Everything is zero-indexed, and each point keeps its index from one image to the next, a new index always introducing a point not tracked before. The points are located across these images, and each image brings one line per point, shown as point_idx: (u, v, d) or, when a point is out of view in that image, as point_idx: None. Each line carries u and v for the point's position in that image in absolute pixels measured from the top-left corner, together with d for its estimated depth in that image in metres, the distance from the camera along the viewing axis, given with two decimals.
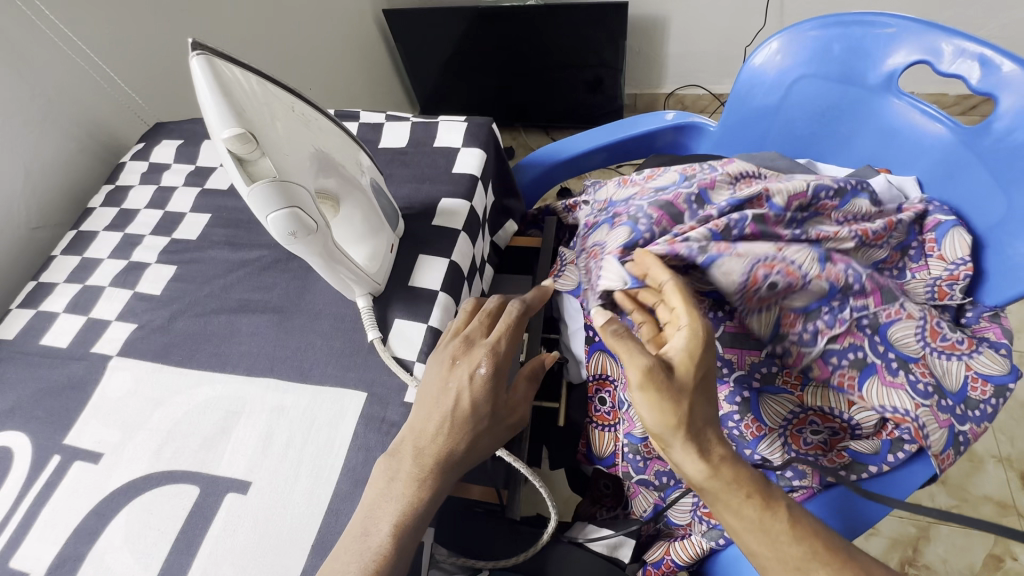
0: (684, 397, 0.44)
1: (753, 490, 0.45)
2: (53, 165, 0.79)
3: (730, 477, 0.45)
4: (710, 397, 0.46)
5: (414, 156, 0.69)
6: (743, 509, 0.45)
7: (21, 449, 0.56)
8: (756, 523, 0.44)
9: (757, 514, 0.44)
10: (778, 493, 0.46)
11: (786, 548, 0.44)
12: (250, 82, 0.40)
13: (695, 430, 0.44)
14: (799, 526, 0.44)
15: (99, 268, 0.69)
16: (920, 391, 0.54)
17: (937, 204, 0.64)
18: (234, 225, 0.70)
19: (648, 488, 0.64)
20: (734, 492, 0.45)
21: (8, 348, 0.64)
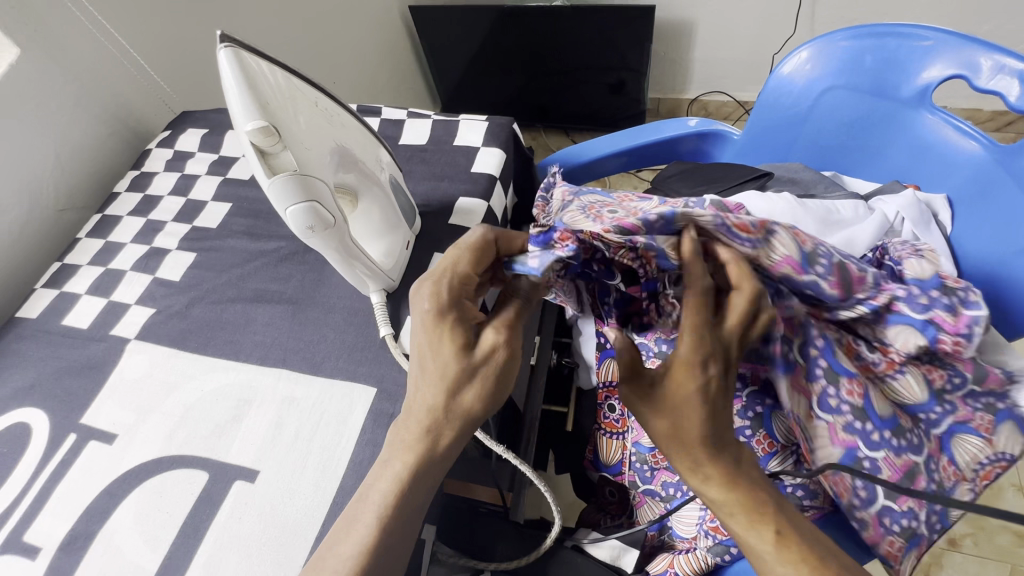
0: (679, 411, 0.41)
1: (751, 500, 0.41)
2: (81, 150, 0.80)
3: (724, 486, 0.41)
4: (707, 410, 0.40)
5: (434, 154, 0.70)
6: (732, 521, 0.42)
7: (39, 426, 0.57)
8: (747, 535, 0.41)
9: (745, 530, 0.41)
10: (778, 511, 0.41)
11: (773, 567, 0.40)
12: (276, 76, 0.40)
13: (683, 435, 0.41)
14: (796, 549, 0.40)
15: (122, 252, 0.71)
16: (827, 406, 0.47)
17: (912, 291, 0.46)
18: (254, 216, 0.70)
19: (655, 498, 0.62)
20: (720, 503, 0.42)
21: (31, 327, 0.66)
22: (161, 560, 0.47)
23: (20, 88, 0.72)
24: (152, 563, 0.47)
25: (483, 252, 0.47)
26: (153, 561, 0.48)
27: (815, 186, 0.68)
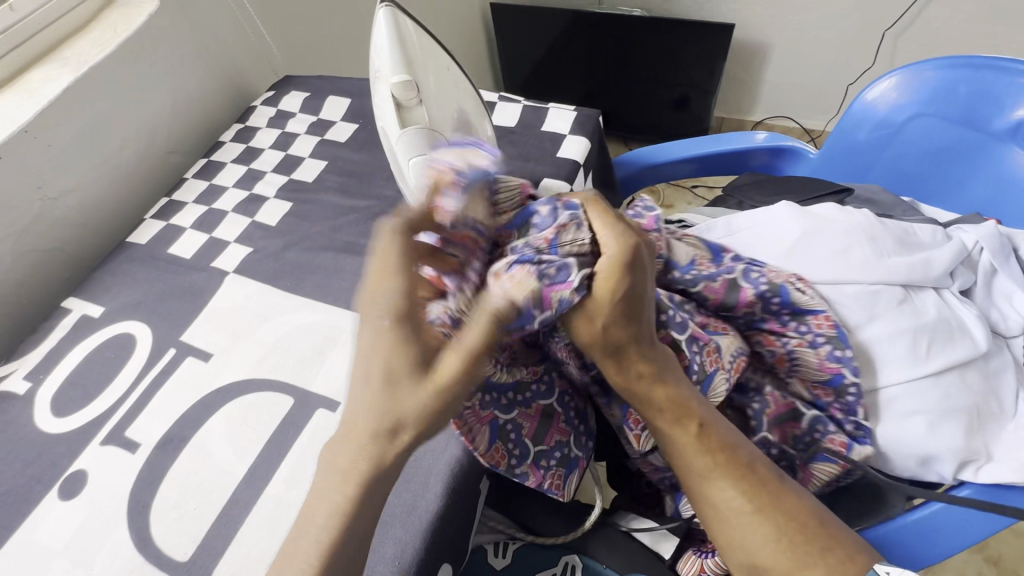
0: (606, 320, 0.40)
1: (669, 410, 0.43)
2: (194, 100, 0.87)
3: (644, 396, 0.43)
4: (634, 306, 0.40)
5: (522, 136, 0.73)
6: (657, 419, 0.43)
7: (143, 338, 0.63)
8: (669, 442, 0.43)
9: (669, 425, 0.43)
10: (701, 413, 0.43)
11: (692, 455, 0.43)
12: (417, 38, 0.47)
13: (612, 348, 0.41)
14: (716, 452, 0.42)
15: (224, 195, 0.77)
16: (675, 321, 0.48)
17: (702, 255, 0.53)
18: (347, 174, 0.75)
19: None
20: (650, 401, 0.42)
21: (139, 251, 0.72)
22: (248, 467, 0.52)
23: (153, 37, 0.80)
24: (239, 469, 0.52)
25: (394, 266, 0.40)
26: (240, 468, 0.52)
27: (894, 209, 0.69)
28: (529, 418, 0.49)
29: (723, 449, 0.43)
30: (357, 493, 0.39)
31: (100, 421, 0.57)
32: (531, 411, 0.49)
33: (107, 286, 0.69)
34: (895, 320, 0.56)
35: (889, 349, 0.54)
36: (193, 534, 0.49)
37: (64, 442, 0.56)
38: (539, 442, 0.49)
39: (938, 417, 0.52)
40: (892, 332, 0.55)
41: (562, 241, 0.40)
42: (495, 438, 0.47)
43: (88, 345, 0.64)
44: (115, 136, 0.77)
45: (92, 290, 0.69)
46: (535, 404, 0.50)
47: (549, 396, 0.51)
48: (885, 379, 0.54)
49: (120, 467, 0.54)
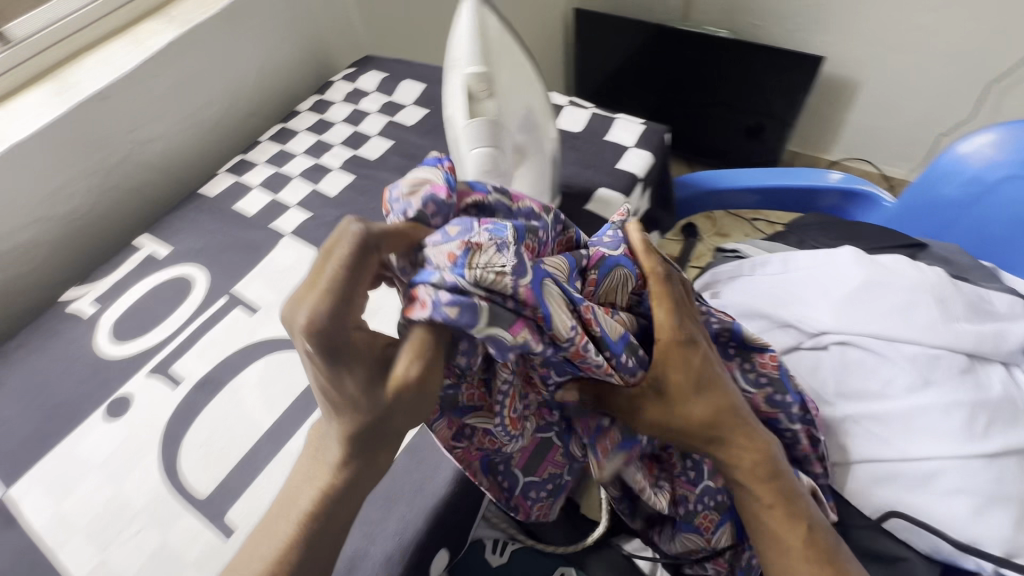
0: (701, 407, 0.39)
1: (784, 505, 0.41)
2: (280, 68, 0.92)
3: (757, 485, 0.41)
4: (721, 388, 0.40)
5: (586, 142, 0.73)
6: (761, 513, 0.41)
7: (199, 283, 0.67)
8: (779, 543, 0.41)
9: (775, 522, 0.41)
10: (801, 508, 0.41)
11: (798, 561, 0.40)
12: (499, 33, 0.47)
13: (712, 436, 0.40)
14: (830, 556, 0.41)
15: (293, 160, 0.81)
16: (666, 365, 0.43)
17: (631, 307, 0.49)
18: (410, 157, 0.77)
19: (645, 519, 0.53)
20: (754, 494, 0.41)
21: (209, 202, 0.77)
22: (274, 420, 0.54)
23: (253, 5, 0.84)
24: (265, 420, 0.55)
25: (317, 269, 0.33)
26: (267, 419, 0.55)
27: (970, 272, 0.64)
28: (523, 453, 0.46)
29: (826, 553, 0.40)
30: (321, 479, 0.36)
31: (151, 353, 0.61)
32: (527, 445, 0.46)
33: (176, 230, 0.74)
34: (954, 389, 0.52)
35: (929, 422, 0.51)
36: (215, 474, 0.52)
37: (118, 366, 0.61)
38: (529, 473, 0.47)
39: (985, 500, 0.48)
40: (945, 402, 0.51)
41: (472, 263, 0.33)
42: (484, 472, 0.45)
43: (151, 282, 0.68)
44: (202, 94, 0.82)
45: (163, 231, 0.74)
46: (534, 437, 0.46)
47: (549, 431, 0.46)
48: (927, 452, 0.51)
49: (161, 399, 0.57)
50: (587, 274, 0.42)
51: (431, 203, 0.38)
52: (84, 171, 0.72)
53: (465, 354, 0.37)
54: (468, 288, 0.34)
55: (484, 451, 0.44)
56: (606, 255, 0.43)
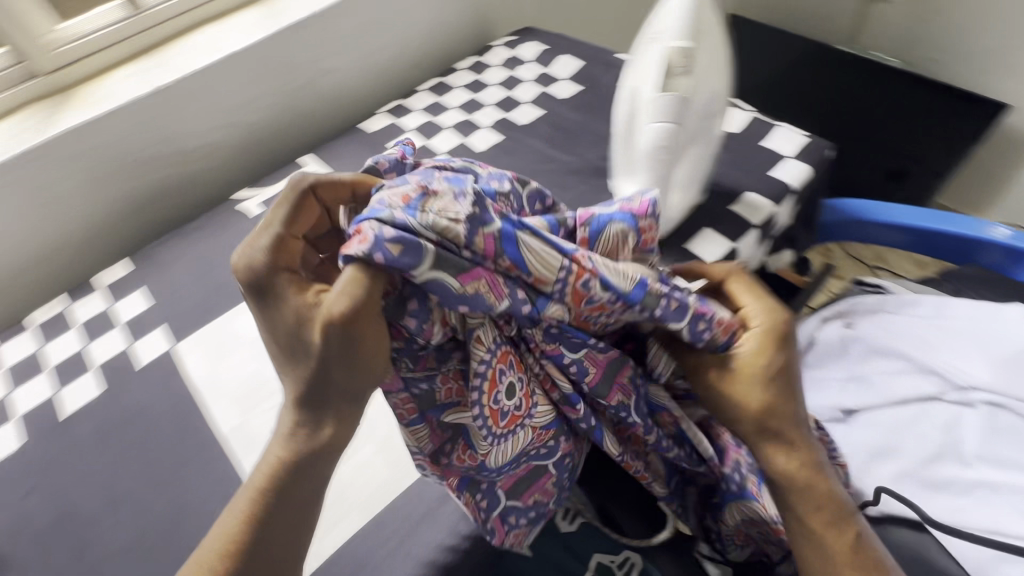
0: (762, 395, 0.37)
1: (828, 508, 0.39)
2: (448, 26, 0.97)
3: (803, 490, 0.39)
4: (785, 380, 0.38)
5: (740, 144, 0.71)
6: (805, 516, 0.39)
7: None
8: (818, 548, 0.39)
9: (818, 527, 0.39)
10: (846, 519, 0.39)
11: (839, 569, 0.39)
12: (709, 16, 0.48)
13: (765, 426, 0.38)
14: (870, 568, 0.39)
15: (446, 112, 0.85)
16: (694, 332, 0.37)
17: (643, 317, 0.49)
18: (557, 129, 0.79)
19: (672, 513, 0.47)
20: (799, 494, 0.39)
21: (366, 137, 0.83)
22: None
23: None
24: None
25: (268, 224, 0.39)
26: None
27: None
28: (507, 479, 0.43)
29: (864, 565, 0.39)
30: (282, 450, 0.38)
31: None
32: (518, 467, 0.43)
33: (335, 156, 0.81)
34: None
35: None
36: None
37: None
38: (512, 496, 0.44)
39: None
40: None
41: (426, 205, 0.34)
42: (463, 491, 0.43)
43: None
44: (379, 37, 0.89)
45: (324, 155, 0.81)
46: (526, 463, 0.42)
47: (548, 460, 0.43)
48: None
49: None
50: (576, 233, 0.39)
51: (383, 160, 0.44)
52: (272, 89, 0.81)
53: (414, 315, 0.36)
54: (417, 229, 0.34)
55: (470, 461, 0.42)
56: (596, 213, 0.39)
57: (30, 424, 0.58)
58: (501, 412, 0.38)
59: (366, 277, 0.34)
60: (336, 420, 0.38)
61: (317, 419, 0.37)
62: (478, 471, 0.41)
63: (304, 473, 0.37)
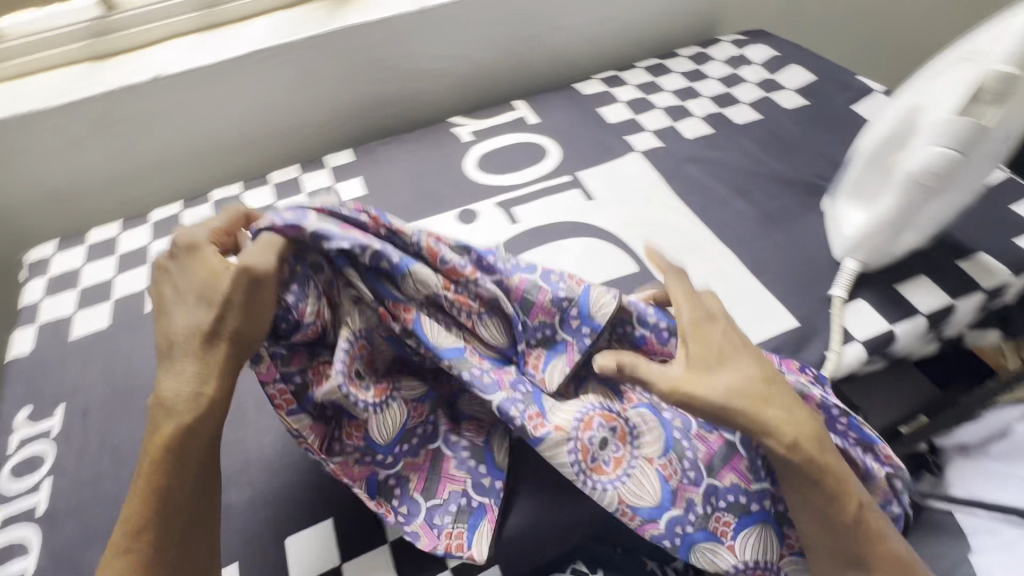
0: (721, 382, 0.43)
1: (829, 485, 0.42)
2: (678, 12, 0.97)
3: (806, 466, 0.42)
4: (724, 360, 0.44)
5: (983, 201, 0.65)
6: (814, 497, 0.42)
7: (552, 157, 0.77)
8: (829, 522, 0.42)
9: (824, 503, 0.42)
10: (849, 494, 0.42)
11: (848, 538, 0.42)
12: None
13: (746, 408, 0.42)
14: (862, 532, 0.42)
15: (660, 93, 0.86)
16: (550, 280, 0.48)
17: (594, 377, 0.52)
18: (774, 136, 0.77)
19: (635, 514, 0.45)
20: (799, 476, 0.42)
21: (578, 98, 0.86)
22: None
23: None
24: None
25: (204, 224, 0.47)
26: None
27: None
28: (416, 470, 0.48)
29: (866, 530, 0.42)
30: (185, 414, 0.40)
31: (503, 190, 0.74)
32: (418, 461, 0.48)
33: (545, 108, 0.85)
34: None
35: None
36: None
37: (475, 187, 0.74)
38: (429, 496, 0.47)
39: None
40: None
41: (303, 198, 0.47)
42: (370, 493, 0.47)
43: (516, 138, 0.80)
44: (613, 8, 0.91)
45: (536, 105, 0.86)
46: (424, 451, 0.49)
47: (435, 442, 0.49)
48: None
49: (500, 227, 0.69)
50: None
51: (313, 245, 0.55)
52: (507, 33, 0.86)
53: (294, 294, 0.43)
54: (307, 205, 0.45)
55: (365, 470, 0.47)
56: None
57: None
58: (359, 388, 0.44)
59: (283, 238, 0.42)
60: (221, 376, 0.41)
61: (202, 376, 0.41)
62: (366, 451, 0.47)
63: (197, 431, 0.40)
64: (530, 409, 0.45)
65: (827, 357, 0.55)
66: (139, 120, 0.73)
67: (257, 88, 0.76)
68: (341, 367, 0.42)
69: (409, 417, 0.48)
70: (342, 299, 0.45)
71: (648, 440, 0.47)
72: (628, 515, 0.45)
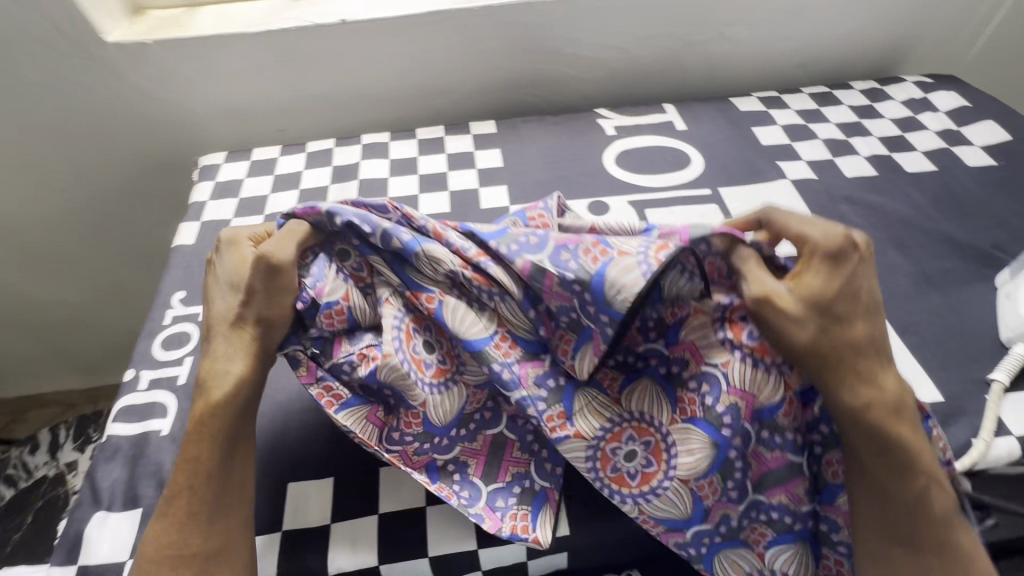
0: (812, 321, 0.39)
1: (898, 452, 0.38)
2: (860, 43, 0.90)
3: (867, 427, 0.38)
4: (832, 292, 0.40)
5: None
6: (872, 467, 0.39)
7: (695, 168, 0.75)
8: (883, 497, 0.38)
9: (884, 474, 0.38)
10: (912, 468, 0.38)
11: (901, 520, 0.38)
12: None
13: (829, 350, 0.39)
14: (919, 517, 0.38)
15: (824, 124, 0.80)
16: (558, 261, 0.43)
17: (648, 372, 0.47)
18: (949, 192, 0.70)
19: (658, 523, 0.43)
20: (864, 439, 0.38)
21: (733, 113, 0.83)
22: None
23: None
24: None
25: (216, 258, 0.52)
26: None
27: None
28: (476, 456, 0.48)
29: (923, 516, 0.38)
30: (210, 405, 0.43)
31: (639, 190, 0.72)
32: (474, 446, 0.48)
33: (696, 118, 0.83)
34: None
35: None
36: None
37: (611, 181, 0.73)
38: (490, 480, 0.47)
39: None
40: None
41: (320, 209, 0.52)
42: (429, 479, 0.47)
43: (661, 141, 0.79)
44: (791, 27, 0.86)
45: (686, 112, 0.84)
46: (480, 437, 0.48)
47: (495, 426, 0.49)
48: None
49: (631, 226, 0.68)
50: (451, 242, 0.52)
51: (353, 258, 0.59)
52: (675, 34, 0.84)
53: (313, 275, 0.48)
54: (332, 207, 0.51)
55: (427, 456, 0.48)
56: None
57: (395, 206, 0.71)
58: (423, 360, 0.47)
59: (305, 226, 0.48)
60: (248, 357, 0.45)
61: (228, 357, 0.45)
62: (427, 437, 0.47)
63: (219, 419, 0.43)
64: (552, 411, 0.43)
65: (973, 444, 0.49)
66: (317, 57, 0.79)
67: (427, 47, 0.80)
68: (396, 345, 0.46)
69: (468, 403, 0.48)
70: (372, 281, 0.49)
71: (687, 462, 0.41)
72: (650, 523, 0.43)
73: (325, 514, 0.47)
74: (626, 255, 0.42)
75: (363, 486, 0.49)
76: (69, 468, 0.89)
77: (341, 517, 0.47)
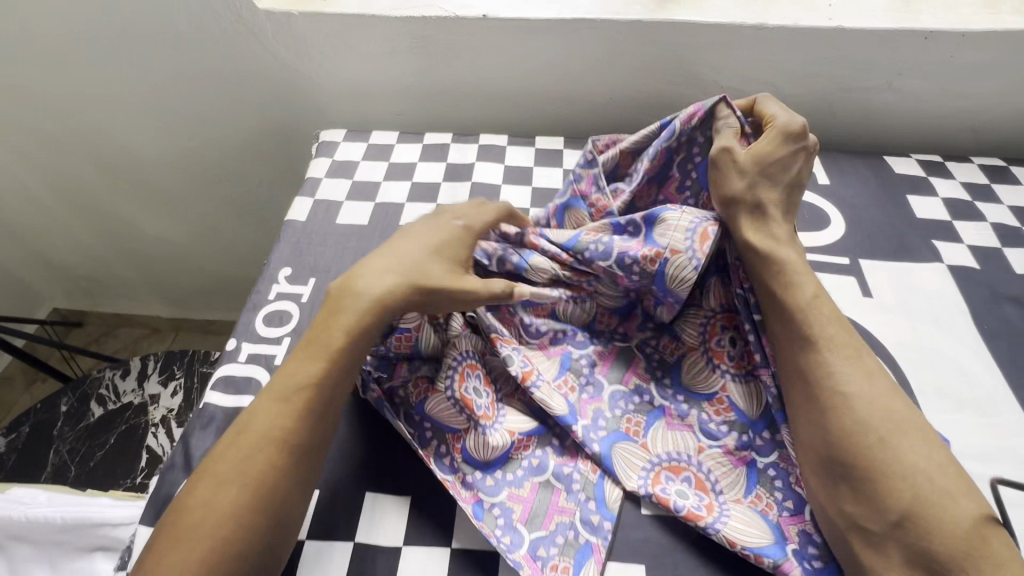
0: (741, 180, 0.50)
1: (814, 306, 0.46)
2: None
3: (788, 274, 0.47)
4: (769, 158, 0.51)
5: None
6: (807, 314, 0.45)
7: (834, 230, 0.68)
8: (830, 352, 0.44)
9: (816, 316, 0.45)
10: (831, 322, 0.45)
11: (853, 367, 0.43)
12: None
13: (752, 202, 0.49)
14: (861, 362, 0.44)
15: (995, 204, 0.70)
16: (621, 261, 0.49)
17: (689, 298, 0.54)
18: None
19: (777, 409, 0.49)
20: (787, 285, 0.46)
21: (885, 174, 0.74)
22: None
23: None
24: None
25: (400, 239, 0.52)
26: None
27: None
28: (602, 358, 0.53)
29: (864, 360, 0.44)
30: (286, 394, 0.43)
31: None
32: (521, 494, 0.47)
33: (842, 173, 0.75)
34: None
35: None
36: None
37: None
38: (534, 528, 0.45)
39: None
40: None
41: None
42: (477, 518, 0.45)
43: None
44: (974, 86, 0.75)
45: (830, 164, 0.76)
46: (528, 485, 0.47)
47: (542, 475, 0.48)
48: None
49: None
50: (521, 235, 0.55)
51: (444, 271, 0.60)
52: (835, 76, 0.76)
53: None
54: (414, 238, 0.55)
55: (475, 494, 0.47)
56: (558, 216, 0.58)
57: None
58: (474, 402, 0.47)
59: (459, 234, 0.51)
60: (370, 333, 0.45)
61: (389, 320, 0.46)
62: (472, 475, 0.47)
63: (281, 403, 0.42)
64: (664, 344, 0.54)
65: None
66: (451, 50, 0.78)
67: (563, 53, 0.76)
68: (448, 384, 0.47)
69: (513, 448, 0.48)
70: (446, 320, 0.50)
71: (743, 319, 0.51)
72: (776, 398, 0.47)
73: (399, 537, 0.46)
74: (678, 252, 0.47)
75: (439, 512, 0.47)
76: (151, 399, 0.95)
77: (414, 542, 0.46)
